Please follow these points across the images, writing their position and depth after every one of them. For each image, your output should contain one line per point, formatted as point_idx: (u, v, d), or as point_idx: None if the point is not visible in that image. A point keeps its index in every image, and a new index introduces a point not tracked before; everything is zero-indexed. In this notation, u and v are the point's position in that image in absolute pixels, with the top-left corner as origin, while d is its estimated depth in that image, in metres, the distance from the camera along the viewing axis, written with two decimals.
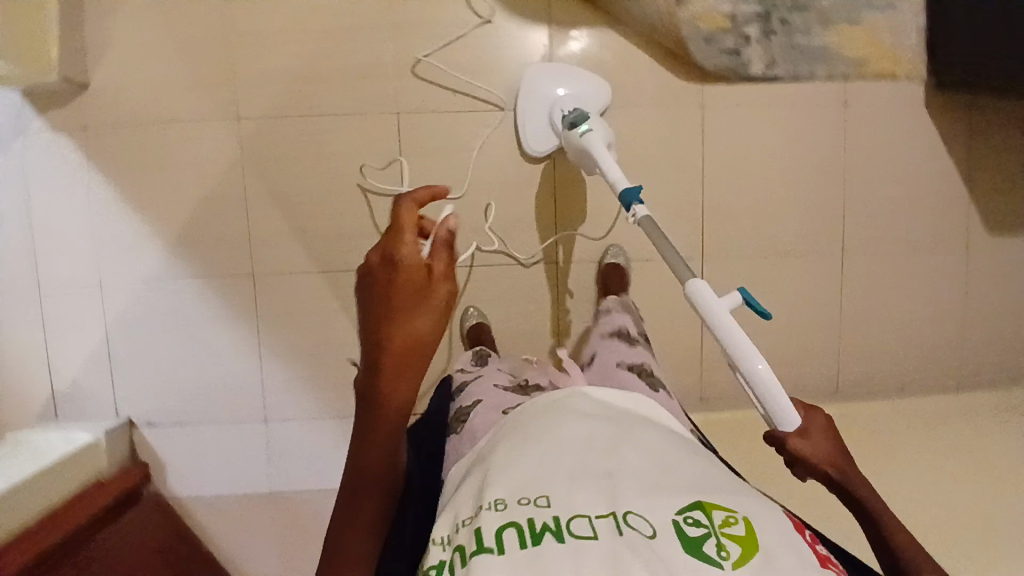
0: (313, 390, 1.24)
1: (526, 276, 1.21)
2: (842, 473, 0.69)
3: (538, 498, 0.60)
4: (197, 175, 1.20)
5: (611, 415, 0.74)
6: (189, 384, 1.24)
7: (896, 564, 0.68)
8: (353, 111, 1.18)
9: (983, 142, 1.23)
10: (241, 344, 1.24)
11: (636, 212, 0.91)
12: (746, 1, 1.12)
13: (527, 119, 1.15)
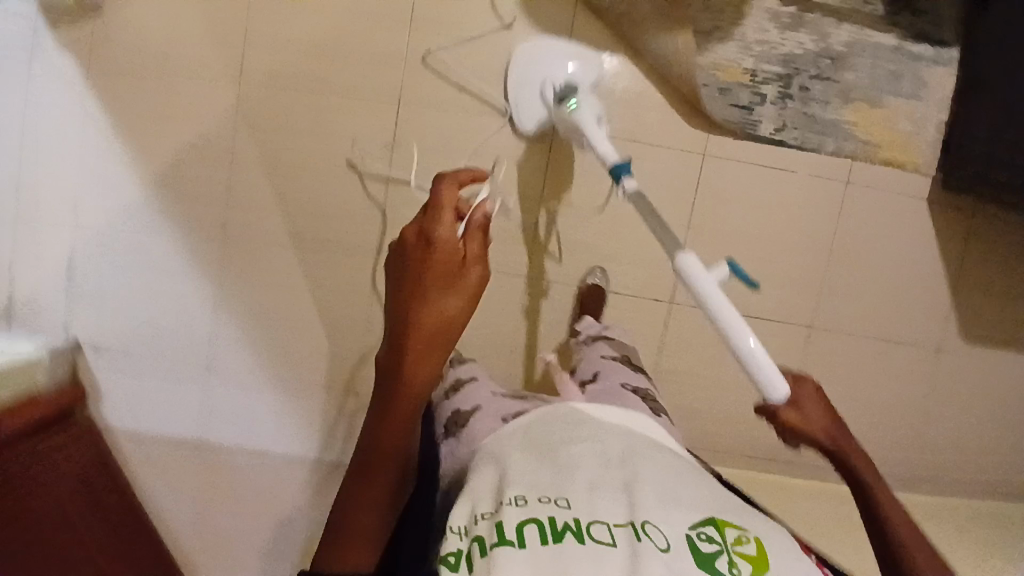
0: (265, 352, 1.19)
1: (498, 289, 1.19)
2: (833, 440, 0.75)
3: (558, 500, 0.58)
4: (191, 117, 1.16)
5: (627, 435, 0.68)
6: (142, 320, 1.18)
7: (874, 518, 0.76)
8: (361, 86, 1.15)
9: (982, 244, 1.21)
10: (201, 291, 1.18)
11: (624, 186, 0.85)
12: (769, 61, 1.12)
13: (518, 99, 1.13)
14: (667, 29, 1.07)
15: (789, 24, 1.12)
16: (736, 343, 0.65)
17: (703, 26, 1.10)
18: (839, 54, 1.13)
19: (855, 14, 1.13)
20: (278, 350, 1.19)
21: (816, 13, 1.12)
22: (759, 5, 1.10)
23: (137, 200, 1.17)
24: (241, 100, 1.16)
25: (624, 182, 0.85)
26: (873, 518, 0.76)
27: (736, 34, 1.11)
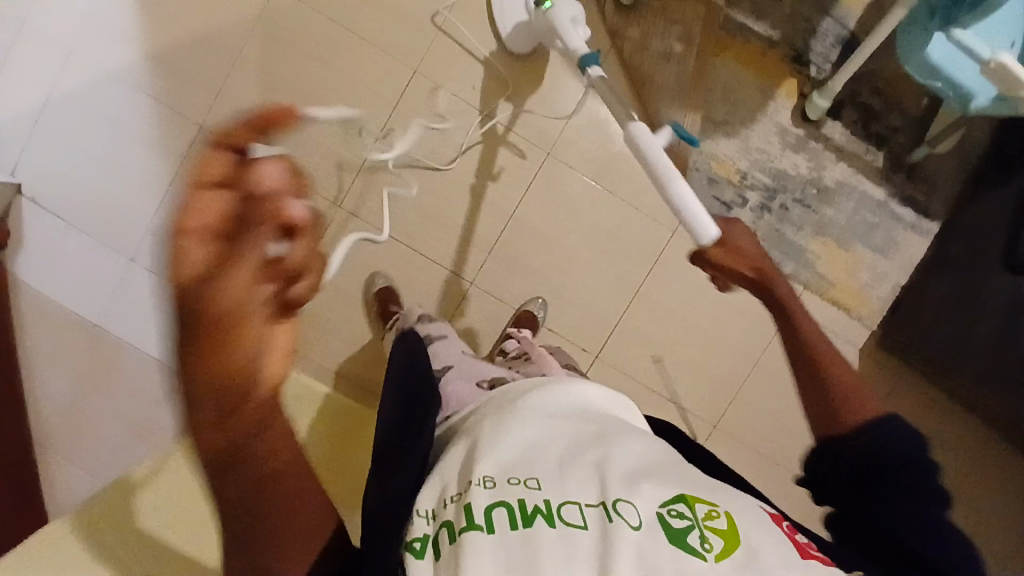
0: None
1: (438, 284, 1.16)
2: (761, 276, 0.70)
3: (527, 479, 0.48)
4: (205, 9, 1.10)
5: (601, 416, 0.57)
6: (87, 185, 1.11)
7: (820, 380, 0.65)
8: (383, 42, 1.12)
9: (903, 403, 1.23)
10: (155, 178, 1.11)
11: (590, 74, 0.80)
12: (762, 170, 1.16)
13: (501, 1, 1.10)
14: (679, 107, 1.11)
15: (794, 144, 1.16)
16: (669, 190, 0.64)
17: (717, 114, 1.13)
18: (827, 188, 1.18)
19: (855, 158, 1.18)
20: None
21: (820, 143, 1.17)
22: (771, 117, 1.15)
23: (128, 70, 1.10)
24: (261, 11, 1.10)
25: (591, 69, 0.80)
26: (814, 373, 0.66)
27: (742, 134, 1.14)
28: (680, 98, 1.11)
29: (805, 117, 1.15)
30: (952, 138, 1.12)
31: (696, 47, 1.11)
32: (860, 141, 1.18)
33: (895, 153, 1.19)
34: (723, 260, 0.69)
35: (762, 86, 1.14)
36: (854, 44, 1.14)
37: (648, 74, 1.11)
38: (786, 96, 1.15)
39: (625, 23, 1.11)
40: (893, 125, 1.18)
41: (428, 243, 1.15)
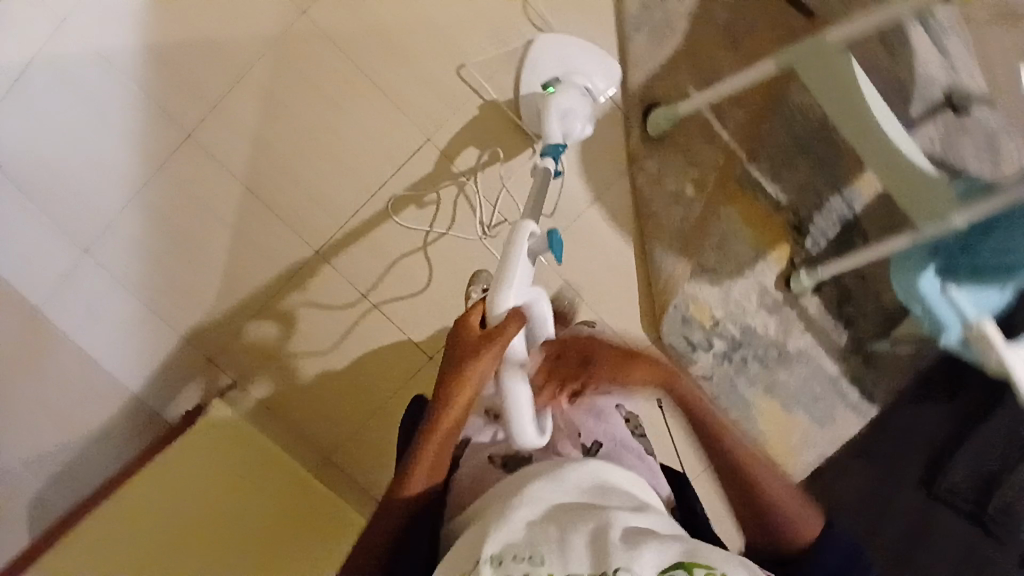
0: (150, 269, 1.06)
1: (392, 351, 1.12)
2: (673, 391, 0.69)
3: (530, 554, 0.48)
4: (224, 14, 1.02)
5: (605, 491, 0.56)
6: (53, 159, 1.02)
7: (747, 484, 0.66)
8: (404, 98, 1.06)
9: None
10: (129, 175, 1.04)
11: (543, 163, 0.90)
12: (733, 320, 1.19)
13: (519, 70, 1.05)
14: (675, 251, 1.13)
15: (769, 306, 1.20)
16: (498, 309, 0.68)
17: (707, 262, 1.15)
18: (788, 352, 1.22)
19: (821, 332, 1.22)
20: (161, 278, 1.07)
21: (794, 310, 1.21)
22: (756, 276, 1.18)
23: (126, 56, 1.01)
24: (282, 33, 1.03)
25: (546, 158, 0.90)
26: (743, 489, 0.66)
27: (724, 285, 1.17)
28: (675, 243, 1.13)
29: (787, 286, 1.19)
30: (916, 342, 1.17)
31: (705, 195, 1.13)
32: (831, 318, 1.22)
33: (860, 336, 1.23)
34: (604, 369, 0.70)
35: (756, 245, 1.17)
36: (852, 231, 1.18)
37: (653, 213, 1.12)
38: (776, 260, 1.18)
39: (647, 151, 1.10)
40: (864, 310, 1.22)
41: (395, 310, 1.11)
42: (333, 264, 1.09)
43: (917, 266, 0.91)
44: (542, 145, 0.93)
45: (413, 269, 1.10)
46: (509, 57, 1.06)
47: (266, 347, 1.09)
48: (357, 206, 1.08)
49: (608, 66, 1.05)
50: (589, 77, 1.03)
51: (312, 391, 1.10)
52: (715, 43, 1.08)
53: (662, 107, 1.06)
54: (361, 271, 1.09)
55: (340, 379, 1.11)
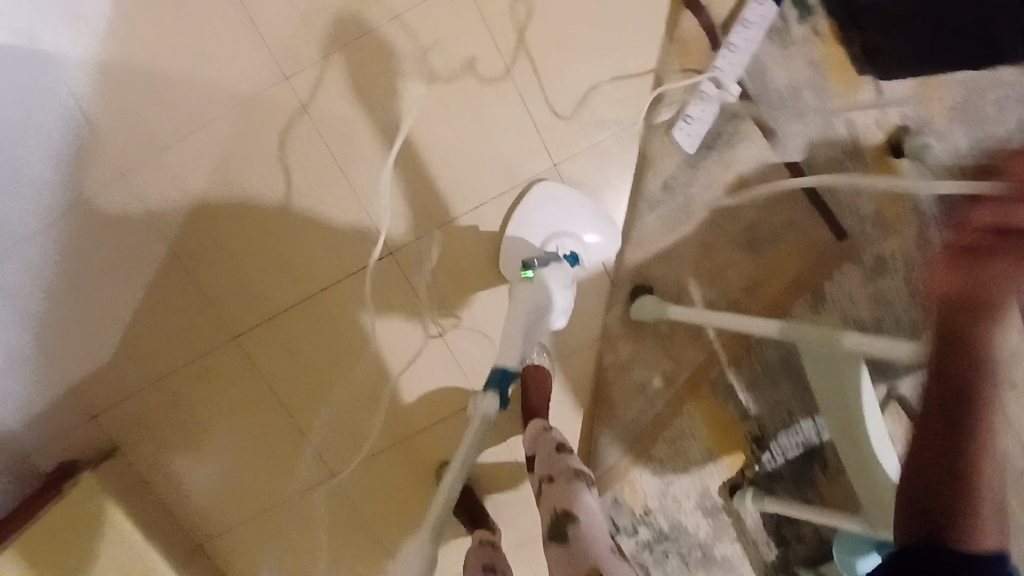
0: (65, 338, 0.94)
1: (290, 455, 1.01)
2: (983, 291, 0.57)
3: None
4: (200, 62, 0.88)
5: None
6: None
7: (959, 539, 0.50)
8: (382, 201, 0.95)
9: None
10: (56, 228, 0.90)
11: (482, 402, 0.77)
12: (667, 516, 1.11)
13: (521, 215, 0.94)
14: (625, 443, 1.01)
15: (707, 509, 1.12)
16: None
17: (656, 455, 1.06)
18: (711, 557, 1.15)
19: (751, 545, 1.16)
20: (73, 349, 0.95)
21: (729, 518, 1.13)
22: (702, 478, 1.10)
23: (74, 70, 0.86)
24: (256, 97, 0.90)
25: (487, 398, 0.77)
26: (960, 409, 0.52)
27: (667, 479, 1.09)
28: (628, 439, 1.01)
29: (729, 495, 1.11)
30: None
31: (673, 392, 1.01)
32: (766, 534, 1.16)
33: (788, 556, 1.18)
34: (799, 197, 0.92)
35: (711, 447, 1.08)
36: (808, 460, 1.11)
37: (613, 399, 1.00)
38: (727, 467, 1.10)
39: (623, 334, 0.98)
40: (801, 534, 1.17)
41: (305, 417, 1.00)
42: (251, 356, 0.97)
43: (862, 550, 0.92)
44: (489, 373, 0.80)
45: (339, 375, 0.99)
46: (504, 192, 0.95)
47: (163, 427, 0.99)
48: (294, 302, 0.96)
49: (614, 242, 0.95)
50: (584, 252, 0.95)
51: (206, 492, 1.01)
52: (732, 240, 0.97)
53: (652, 297, 0.94)
54: (282, 369, 0.98)
55: (233, 477, 1.01)
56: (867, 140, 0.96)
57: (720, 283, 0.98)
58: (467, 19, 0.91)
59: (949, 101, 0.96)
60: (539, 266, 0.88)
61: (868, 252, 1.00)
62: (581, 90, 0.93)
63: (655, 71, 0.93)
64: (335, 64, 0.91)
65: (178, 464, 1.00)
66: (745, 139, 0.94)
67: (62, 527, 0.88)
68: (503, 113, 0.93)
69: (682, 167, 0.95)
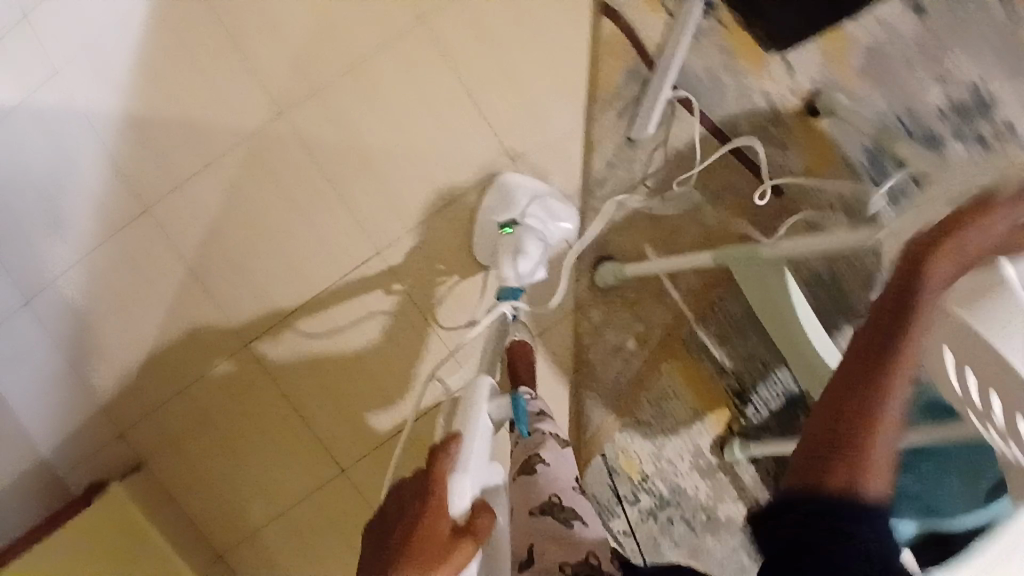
0: (97, 354, 1.06)
1: (302, 450, 1.09)
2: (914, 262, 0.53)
3: None
4: (203, 104, 1.05)
5: None
6: (41, 237, 1.04)
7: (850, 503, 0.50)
8: (366, 207, 1.08)
9: None
10: (91, 257, 1.05)
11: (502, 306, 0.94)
12: (664, 479, 1.15)
13: (491, 202, 1.05)
14: (607, 403, 1.11)
15: (702, 469, 1.15)
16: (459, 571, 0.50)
17: (642, 417, 1.12)
18: (716, 520, 1.16)
19: (754, 504, 1.16)
20: (103, 364, 1.06)
21: (727, 476, 1.16)
22: (692, 437, 1.14)
23: (105, 121, 1.04)
24: (257, 129, 1.06)
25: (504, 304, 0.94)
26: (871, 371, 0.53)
27: (657, 441, 1.13)
28: (609, 397, 1.11)
29: (721, 452, 1.15)
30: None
31: (646, 352, 1.11)
32: (767, 493, 1.16)
33: None
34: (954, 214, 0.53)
35: (696, 406, 1.13)
36: (792, 407, 1.14)
37: (592, 362, 1.10)
38: (714, 424, 1.14)
39: (595, 300, 1.10)
40: None
41: (315, 413, 1.09)
42: (262, 358, 1.08)
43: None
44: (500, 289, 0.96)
45: (342, 370, 1.09)
46: (473, 186, 1.08)
47: (184, 434, 1.07)
48: (296, 305, 1.08)
49: (572, 217, 1.06)
50: (548, 227, 1.04)
51: (226, 494, 1.08)
52: (679, 204, 1.08)
53: (612, 262, 1.06)
54: (292, 369, 1.08)
55: (249, 478, 1.08)
56: (785, 105, 1.09)
57: (674, 244, 1.08)
58: (426, 43, 1.07)
59: (851, 62, 1.09)
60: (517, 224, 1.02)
61: (807, 203, 1.08)
62: (528, 89, 1.07)
63: (591, 66, 1.08)
64: (317, 95, 1.06)
65: (199, 468, 1.07)
66: (674, 117, 1.08)
67: (98, 523, 0.95)
68: (463, 117, 1.07)
69: (624, 145, 1.08)
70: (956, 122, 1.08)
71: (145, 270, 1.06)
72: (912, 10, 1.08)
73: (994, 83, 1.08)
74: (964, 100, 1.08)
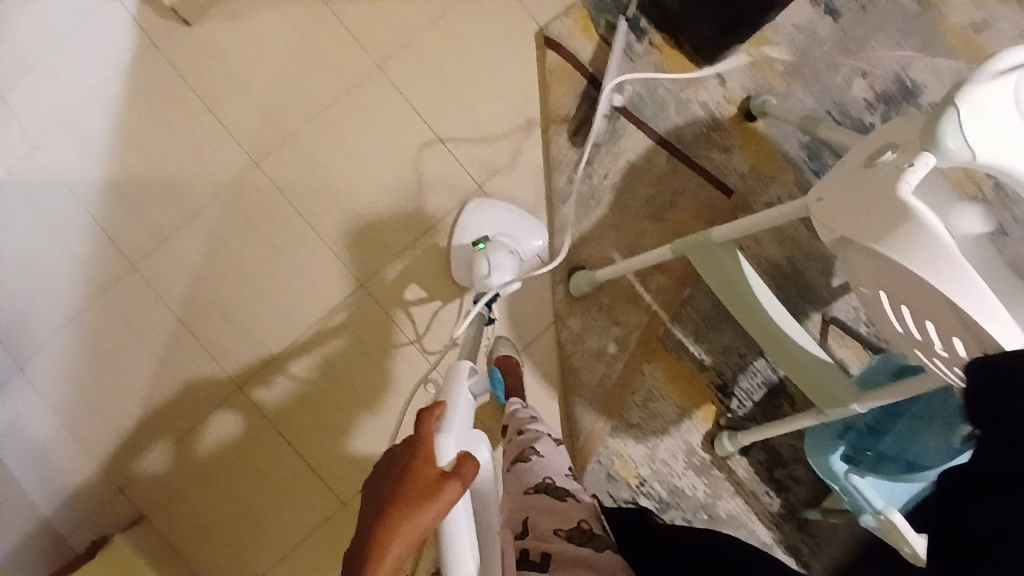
0: (90, 410, 1.07)
1: (301, 484, 1.10)
2: None
3: None
4: (184, 162, 1.12)
5: None
6: (29, 300, 1.07)
7: None
8: (346, 242, 1.14)
9: None
10: (81, 315, 1.09)
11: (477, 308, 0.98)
12: (661, 480, 1.15)
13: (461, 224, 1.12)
14: (596, 408, 1.14)
15: (697, 466, 1.16)
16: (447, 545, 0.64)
17: (631, 418, 1.15)
18: (717, 517, 1.16)
19: (752, 495, 1.17)
20: (97, 419, 1.07)
21: (722, 471, 1.17)
22: (682, 435, 1.16)
23: (90, 186, 1.10)
24: (235, 181, 1.13)
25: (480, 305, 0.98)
26: None
27: (649, 442, 1.15)
28: (597, 401, 1.14)
29: (712, 446, 1.16)
30: (842, 518, 1.08)
31: (627, 354, 1.15)
32: (763, 482, 1.17)
33: (791, 503, 1.18)
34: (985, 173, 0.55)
35: (682, 403, 1.16)
36: (774, 395, 1.18)
37: (576, 368, 1.14)
38: (702, 419, 1.17)
39: (571, 309, 1.15)
40: (796, 476, 1.18)
41: (312, 445, 1.11)
42: (256, 396, 1.11)
43: (828, 446, 0.92)
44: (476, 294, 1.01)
45: (336, 400, 1.12)
46: (444, 213, 1.15)
47: (182, 479, 1.08)
48: (285, 342, 1.12)
49: (539, 232, 1.13)
50: (516, 242, 1.11)
51: (229, 539, 1.08)
52: (639, 211, 1.16)
53: (582, 271, 1.12)
54: (285, 404, 1.11)
55: (251, 518, 1.09)
56: (723, 113, 1.19)
57: (640, 248, 1.15)
58: (388, 89, 1.16)
59: (778, 69, 1.20)
60: (488, 240, 1.07)
61: (758, 199, 1.17)
62: (486, 121, 1.17)
63: (541, 95, 1.18)
64: (292, 143, 1.14)
65: (200, 516, 1.08)
66: (624, 132, 1.17)
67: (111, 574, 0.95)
68: (429, 151, 1.16)
69: (581, 162, 1.16)
70: (883, 111, 1.19)
71: (134, 322, 1.09)
72: (827, 15, 1.20)
73: (910, 74, 1.20)
74: (883, 92, 1.19)
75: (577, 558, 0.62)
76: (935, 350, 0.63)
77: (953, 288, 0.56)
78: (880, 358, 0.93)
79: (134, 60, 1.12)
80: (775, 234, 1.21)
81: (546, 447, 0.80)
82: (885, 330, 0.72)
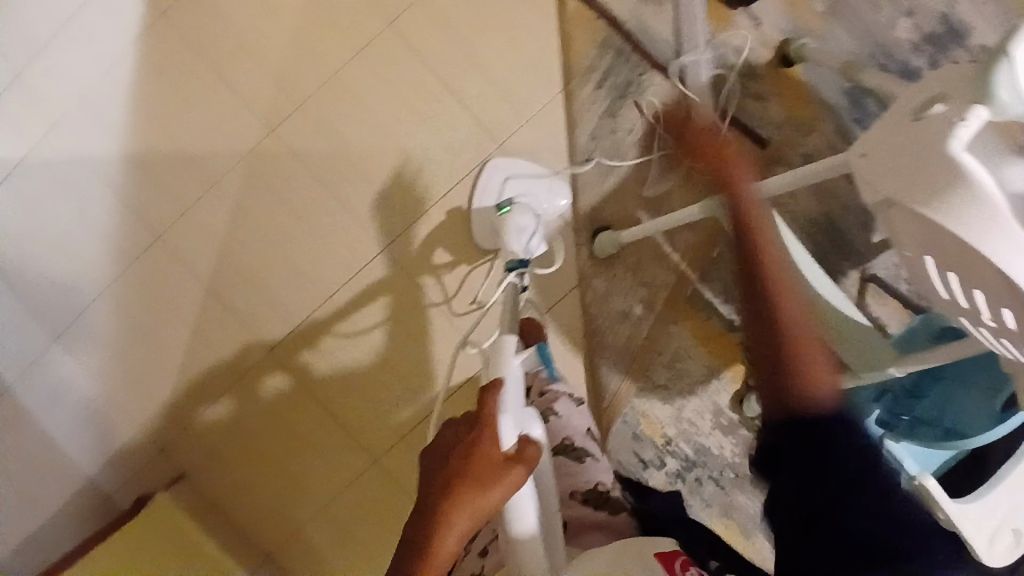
0: (128, 379, 1.11)
1: (332, 447, 1.13)
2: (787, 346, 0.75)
3: None
4: (201, 131, 1.11)
5: None
6: (62, 274, 1.10)
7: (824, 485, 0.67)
8: (366, 207, 1.12)
9: None
10: (112, 287, 1.11)
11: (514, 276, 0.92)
12: (688, 440, 1.15)
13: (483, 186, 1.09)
14: (621, 369, 1.13)
15: (725, 426, 1.15)
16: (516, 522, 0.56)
17: (658, 380, 1.14)
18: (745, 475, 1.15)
19: None
20: (135, 388, 1.11)
21: (750, 431, 1.15)
22: (710, 395, 1.15)
23: (112, 159, 1.10)
24: (252, 149, 1.11)
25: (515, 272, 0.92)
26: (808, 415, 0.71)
27: (676, 403, 1.14)
28: (623, 362, 1.13)
29: (741, 407, 1.15)
30: None
31: (653, 315, 1.13)
32: None
33: None
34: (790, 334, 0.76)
35: (710, 364, 1.14)
36: None
37: (602, 331, 1.13)
38: (730, 380, 1.15)
39: (596, 271, 1.13)
40: None
41: (341, 409, 1.13)
42: (284, 362, 1.12)
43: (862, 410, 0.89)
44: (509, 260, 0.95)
45: (363, 365, 1.13)
46: (464, 175, 1.12)
47: (218, 444, 1.12)
48: (311, 309, 1.12)
49: (563, 194, 1.11)
50: (541, 204, 1.08)
51: (267, 497, 1.12)
52: (666, 167, 1.11)
53: (607, 231, 1.09)
54: (314, 370, 1.13)
55: (287, 478, 1.12)
56: (757, 60, 1.11)
57: (667, 206, 1.11)
58: (402, 47, 1.12)
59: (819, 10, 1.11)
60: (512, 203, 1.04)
61: (794, 153, 1.11)
62: (505, 77, 1.12)
63: (562, 47, 1.12)
64: (307, 108, 1.11)
65: (238, 476, 1.12)
66: (651, 83, 1.11)
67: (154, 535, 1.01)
68: (446, 111, 1.12)
69: (605, 117, 1.11)
70: (931, 54, 1.10)
71: (163, 292, 1.11)
72: None
73: (961, 11, 1.10)
74: (932, 33, 1.10)
75: (593, 523, 0.69)
76: (982, 318, 0.60)
77: (1009, 258, 0.53)
78: (921, 319, 0.88)
79: (144, 27, 1.10)
80: (812, 187, 1.15)
81: (568, 411, 0.80)
82: (926, 293, 0.68)
